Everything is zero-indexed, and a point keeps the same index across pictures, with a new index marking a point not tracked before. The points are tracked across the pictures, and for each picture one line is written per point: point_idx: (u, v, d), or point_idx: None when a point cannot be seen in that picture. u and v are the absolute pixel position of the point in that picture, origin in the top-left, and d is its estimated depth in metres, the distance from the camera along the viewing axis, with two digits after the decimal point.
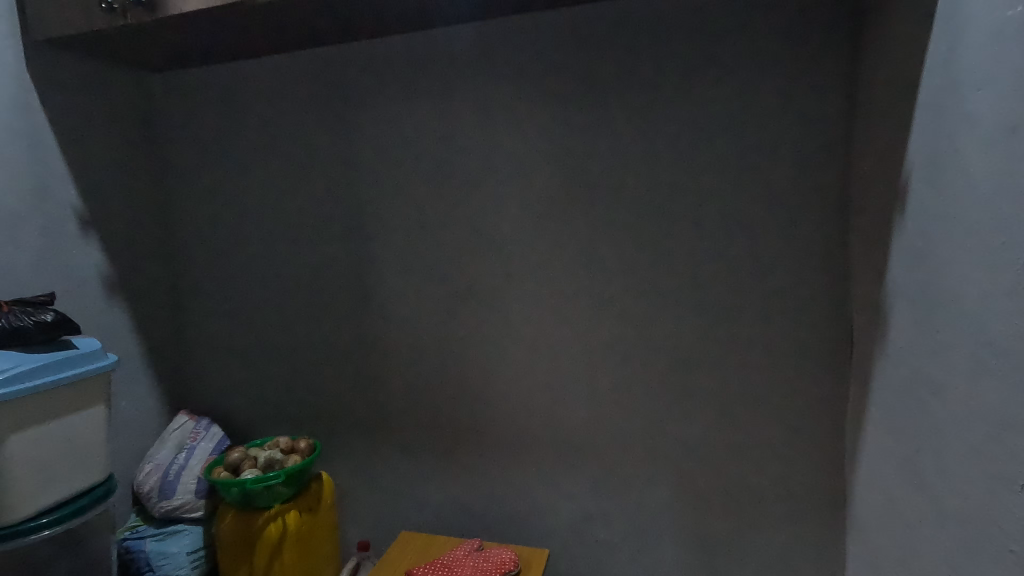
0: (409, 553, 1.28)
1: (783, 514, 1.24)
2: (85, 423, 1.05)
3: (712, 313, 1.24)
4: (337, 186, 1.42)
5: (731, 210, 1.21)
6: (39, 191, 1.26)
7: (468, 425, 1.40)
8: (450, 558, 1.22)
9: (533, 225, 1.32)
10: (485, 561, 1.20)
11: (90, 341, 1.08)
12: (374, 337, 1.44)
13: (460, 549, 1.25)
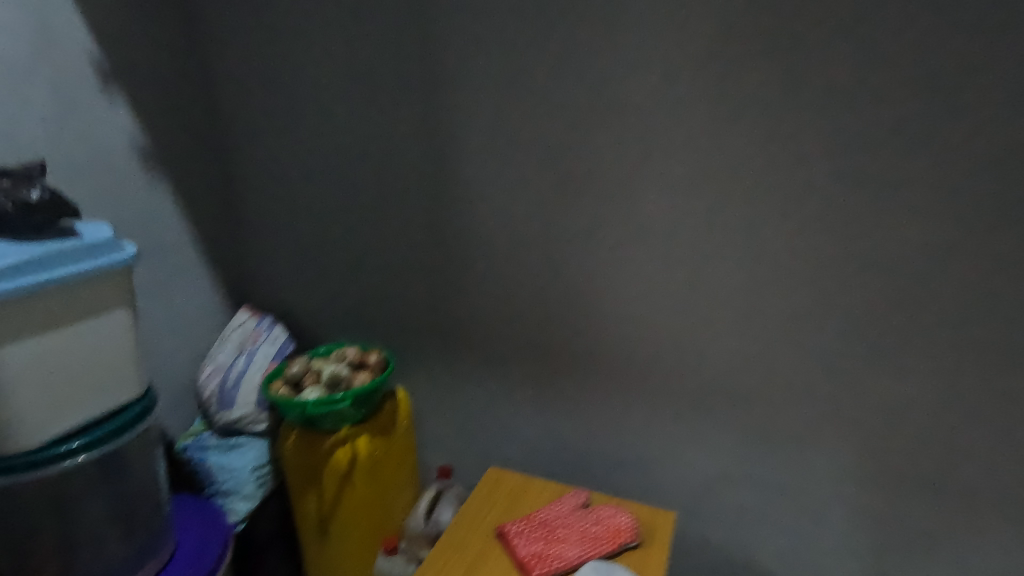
0: (501, 495, 1.05)
1: (996, 488, 0.95)
2: (102, 329, 0.83)
3: (934, 225, 0.87)
4: (409, 34, 1.06)
5: (981, 80, 0.81)
6: (40, 30, 0.97)
7: (577, 349, 1.12)
8: (553, 514, 0.98)
9: (686, 88, 0.94)
10: (597, 527, 0.94)
11: (99, 227, 0.83)
12: (461, 237, 1.14)
13: (565, 501, 1.01)
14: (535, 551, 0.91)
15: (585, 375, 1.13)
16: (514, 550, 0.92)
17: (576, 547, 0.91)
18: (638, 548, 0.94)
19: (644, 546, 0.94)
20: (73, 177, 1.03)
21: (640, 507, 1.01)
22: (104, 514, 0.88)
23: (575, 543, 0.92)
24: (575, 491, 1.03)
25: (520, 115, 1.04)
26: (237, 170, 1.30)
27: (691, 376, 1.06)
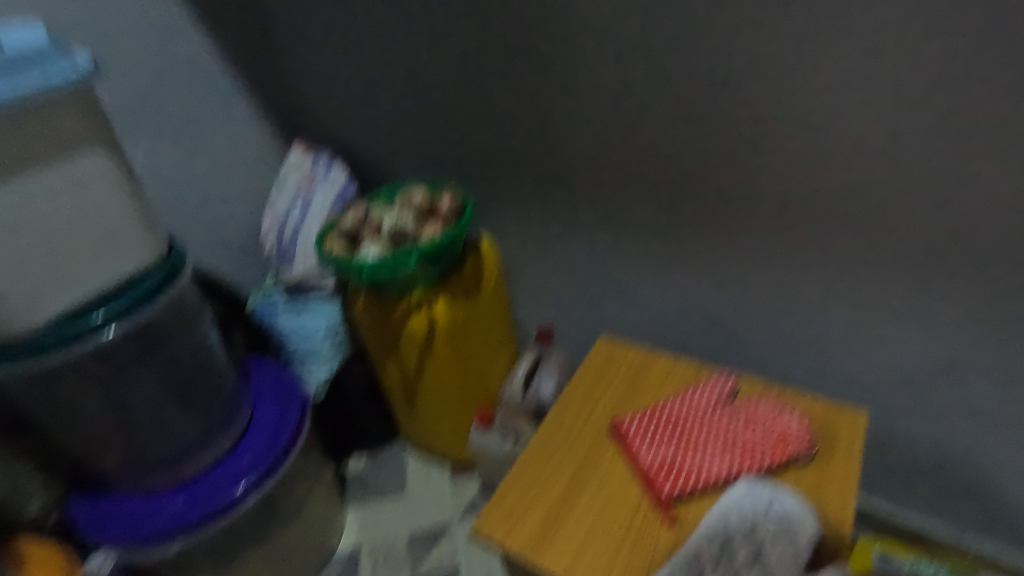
0: (616, 378, 0.82)
1: None
2: (62, 175, 0.63)
3: None
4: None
5: None
6: None
7: (726, 183, 0.77)
8: (687, 413, 0.73)
9: None
10: (751, 436, 0.69)
11: (35, 33, 0.63)
12: (554, 20, 0.78)
13: (704, 392, 0.75)
14: (663, 465, 0.69)
15: (734, 218, 0.80)
16: (634, 459, 0.71)
17: (721, 460, 0.68)
18: (814, 461, 0.68)
19: (824, 458, 0.68)
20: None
21: (816, 403, 0.73)
22: (156, 392, 0.78)
23: (719, 455, 0.68)
24: (719, 376, 0.76)
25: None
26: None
27: (912, 221, 0.68)
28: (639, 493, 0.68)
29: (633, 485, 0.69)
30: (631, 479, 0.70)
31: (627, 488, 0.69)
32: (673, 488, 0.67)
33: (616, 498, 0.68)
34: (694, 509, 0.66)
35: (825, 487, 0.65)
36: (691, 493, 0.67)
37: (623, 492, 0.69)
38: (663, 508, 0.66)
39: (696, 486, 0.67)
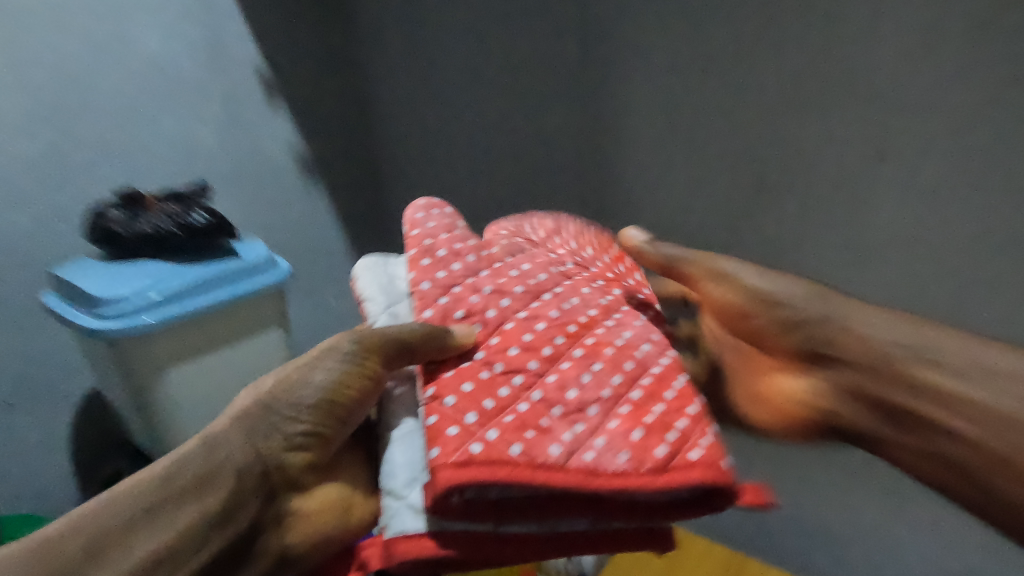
0: (433, 252, 0.54)
1: None
2: (254, 350, 0.84)
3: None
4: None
5: None
6: (211, 47, 0.98)
7: None
8: (523, 400, 0.44)
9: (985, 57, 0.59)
10: (689, 451, 0.42)
11: (257, 246, 0.83)
12: None
13: (548, 281, 0.53)
14: (504, 458, 0.40)
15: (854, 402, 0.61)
16: (434, 464, 0.40)
17: (585, 409, 0.44)
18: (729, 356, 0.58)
19: (864, 332, 0.50)
20: (231, 147, 1.02)
21: None
22: None
23: (605, 407, 0.45)
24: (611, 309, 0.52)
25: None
26: (365, 43, 1.14)
27: None
28: (488, 474, 0.39)
29: (468, 469, 0.39)
30: (437, 481, 0.39)
31: (454, 399, 0.44)
32: (511, 494, 0.41)
33: (445, 502, 0.40)
34: (608, 479, 0.40)
35: (894, 326, 0.49)
36: (557, 466, 0.40)
37: (462, 481, 0.39)
38: (552, 477, 0.40)
39: (615, 455, 0.41)
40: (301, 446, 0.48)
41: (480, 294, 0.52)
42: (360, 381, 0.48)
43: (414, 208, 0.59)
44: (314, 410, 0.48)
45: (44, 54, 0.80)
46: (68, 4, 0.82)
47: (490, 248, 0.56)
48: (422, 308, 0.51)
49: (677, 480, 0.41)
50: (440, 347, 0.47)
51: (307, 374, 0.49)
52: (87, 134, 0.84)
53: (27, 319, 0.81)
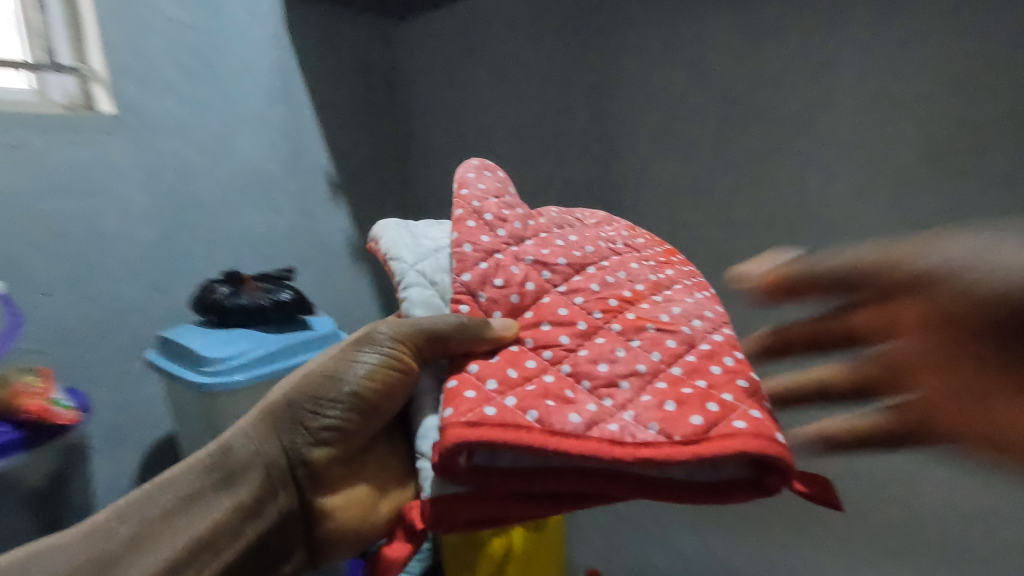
0: (480, 215, 0.53)
1: None
2: None
3: None
4: (597, 23, 0.95)
5: None
6: (294, 154, 1.19)
7: None
8: (550, 372, 0.44)
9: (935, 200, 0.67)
10: (733, 421, 0.40)
11: (325, 321, 0.99)
12: None
13: (590, 255, 0.54)
14: (518, 422, 0.39)
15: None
16: (446, 421, 0.40)
17: (616, 383, 0.44)
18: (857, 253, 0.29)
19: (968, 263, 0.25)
20: (299, 234, 1.21)
21: None
22: None
23: (638, 383, 0.44)
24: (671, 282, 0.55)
25: (757, 76, 0.79)
26: (416, 156, 1.37)
27: None
28: (499, 434, 0.38)
29: (480, 427, 0.38)
30: (445, 436, 0.39)
31: (477, 367, 0.45)
32: (521, 464, 0.41)
33: (451, 460, 0.39)
34: (634, 448, 0.39)
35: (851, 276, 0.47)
36: (577, 435, 0.39)
37: (469, 437, 0.38)
38: (568, 443, 0.38)
39: (645, 427, 0.40)
40: (328, 441, 0.54)
41: (521, 265, 0.51)
42: (387, 377, 0.51)
43: (466, 168, 0.58)
44: (347, 405, 0.53)
45: (169, 160, 1.00)
46: (197, 122, 1.03)
47: (536, 219, 0.56)
48: (459, 271, 0.49)
49: (721, 447, 0.38)
50: (475, 342, 0.46)
51: (346, 365, 0.54)
52: (191, 220, 1.03)
53: (127, 370, 0.97)
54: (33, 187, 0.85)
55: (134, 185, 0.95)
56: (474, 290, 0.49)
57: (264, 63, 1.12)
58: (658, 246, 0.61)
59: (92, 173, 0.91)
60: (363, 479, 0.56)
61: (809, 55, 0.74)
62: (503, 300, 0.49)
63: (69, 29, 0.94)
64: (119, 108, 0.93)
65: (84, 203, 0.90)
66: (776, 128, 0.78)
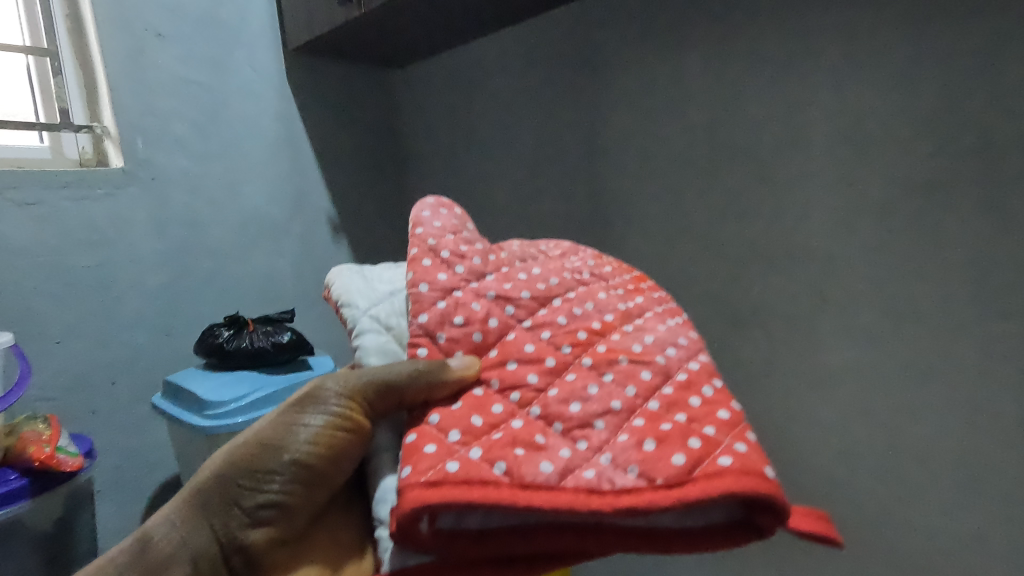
0: (437, 252, 0.51)
1: None
2: None
3: None
4: (583, 69, 0.99)
5: None
6: (298, 201, 1.24)
7: None
8: (519, 417, 0.43)
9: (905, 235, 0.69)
10: (718, 459, 0.39)
11: (325, 360, 1.01)
12: None
13: (555, 287, 0.53)
14: (482, 478, 0.37)
15: (828, 434, 0.79)
16: (403, 482, 0.37)
17: (591, 423, 0.42)
18: None
19: None
20: (302, 277, 1.24)
21: None
22: None
23: (615, 422, 0.43)
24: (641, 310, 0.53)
25: (732, 122, 0.82)
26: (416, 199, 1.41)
27: None
28: (462, 493, 0.36)
29: (442, 487, 0.36)
30: (403, 500, 0.36)
31: (438, 418, 0.42)
32: (491, 524, 0.39)
33: (411, 526, 0.37)
34: (615, 495, 0.37)
35: None
36: (551, 485, 0.37)
37: (431, 499, 0.35)
38: (538, 496, 0.37)
39: (624, 471, 0.39)
40: (267, 518, 0.48)
41: (482, 301, 0.49)
42: (336, 439, 0.48)
43: (421, 207, 0.56)
44: (290, 477, 0.48)
45: (178, 212, 1.04)
46: (205, 173, 1.08)
47: (497, 254, 0.55)
48: (416, 312, 0.48)
49: (707, 490, 0.37)
50: (434, 389, 0.44)
51: (287, 434, 0.49)
52: (198, 268, 1.07)
53: (133, 416, 1.00)
54: (47, 241, 0.89)
55: (144, 236, 1.00)
56: (432, 331, 0.47)
57: (269, 116, 1.18)
58: (626, 272, 0.59)
59: (103, 226, 0.95)
60: (313, 557, 0.50)
61: (784, 95, 0.77)
62: (465, 339, 0.47)
63: (83, 91, 1.00)
64: (129, 163, 0.98)
65: (95, 255, 0.94)
66: (756, 165, 0.81)
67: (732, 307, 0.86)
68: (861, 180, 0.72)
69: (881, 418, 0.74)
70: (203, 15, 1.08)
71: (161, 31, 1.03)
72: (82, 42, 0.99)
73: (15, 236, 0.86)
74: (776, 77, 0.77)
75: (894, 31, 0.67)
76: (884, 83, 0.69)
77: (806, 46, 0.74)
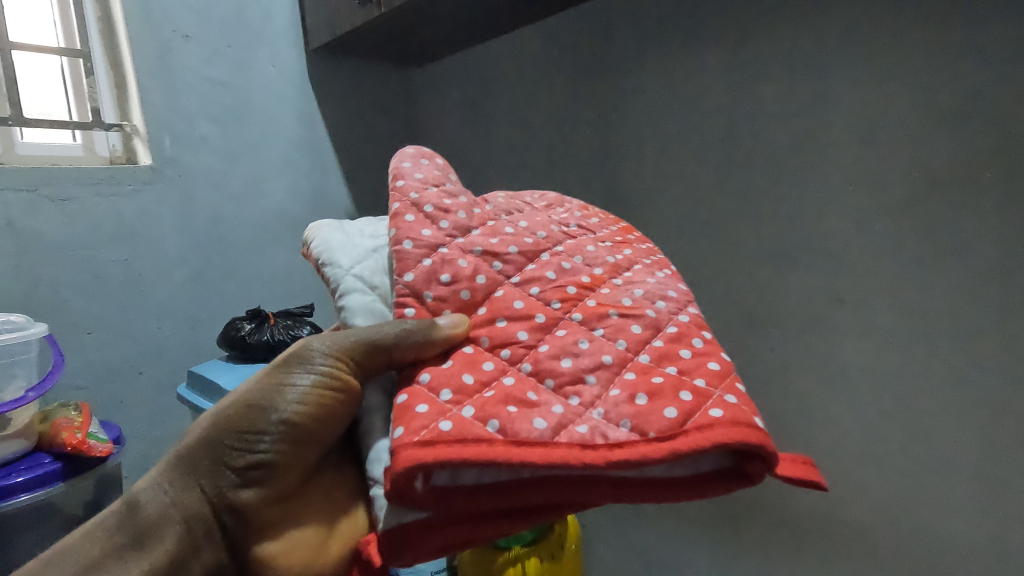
0: (419, 207, 0.49)
1: None
2: None
3: None
4: (599, 68, 1.00)
5: None
6: (318, 197, 1.26)
7: None
8: (510, 374, 0.43)
9: (923, 235, 0.68)
10: (709, 411, 0.40)
11: None
12: None
13: (543, 241, 0.51)
14: (477, 436, 0.37)
15: (843, 433, 0.78)
16: (397, 443, 0.37)
17: (583, 378, 0.42)
18: None
19: None
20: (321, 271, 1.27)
21: None
22: None
23: (606, 377, 0.43)
24: (632, 262, 0.53)
25: (748, 121, 0.82)
26: None
27: None
28: (456, 451, 0.36)
29: (435, 447, 0.36)
30: (396, 461, 0.36)
31: (429, 376, 0.42)
32: (485, 480, 0.39)
33: (407, 486, 0.37)
34: (607, 449, 0.38)
35: None
36: (544, 441, 0.38)
37: (426, 458, 0.36)
38: (532, 452, 0.37)
39: (616, 425, 0.40)
40: (256, 480, 0.47)
41: (469, 258, 0.48)
42: (325, 400, 0.46)
43: (401, 156, 0.54)
44: (279, 436, 0.47)
45: (202, 207, 1.07)
46: (229, 169, 1.11)
47: (483, 207, 0.53)
48: (400, 272, 0.46)
49: (698, 442, 0.38)
50: (422, 347, 0.43)
51: (274, 394, 0.48)
52: (223, 263, 1.11)
53: (159, 405, 1.03)
54: (79, 237, 0.93)
55: (170, 230, 1.03)
56: (419, 291, 0.46)
57: (291, 113, 1.20)
58: (613, 223, 0.59)
59: (132, 222, 0.98)
60: (306, 516, 0.49)
61: (800, 93, 0.76)
62: (453, 298, 0.46)
63: (114, 91, 1.03)
64: (156, 161, 1.02)
65: (125, 250, 0.98)
66: (771, 164, 0.80)
67: (746, 306, 0.86)
68: (877, 179, 0.71)
69: (899, 417, 0.73)
70: (228, 16, 1.11)
71: (188, 32, 1.06)
72: (113, 44, 1.03)
73: (49, 232, 0.90)
74: (792, 76, 0.77)
75: (912, 28, 0.66)
76: (901, 81, 0.68)
77: (824, 43, 0.73)
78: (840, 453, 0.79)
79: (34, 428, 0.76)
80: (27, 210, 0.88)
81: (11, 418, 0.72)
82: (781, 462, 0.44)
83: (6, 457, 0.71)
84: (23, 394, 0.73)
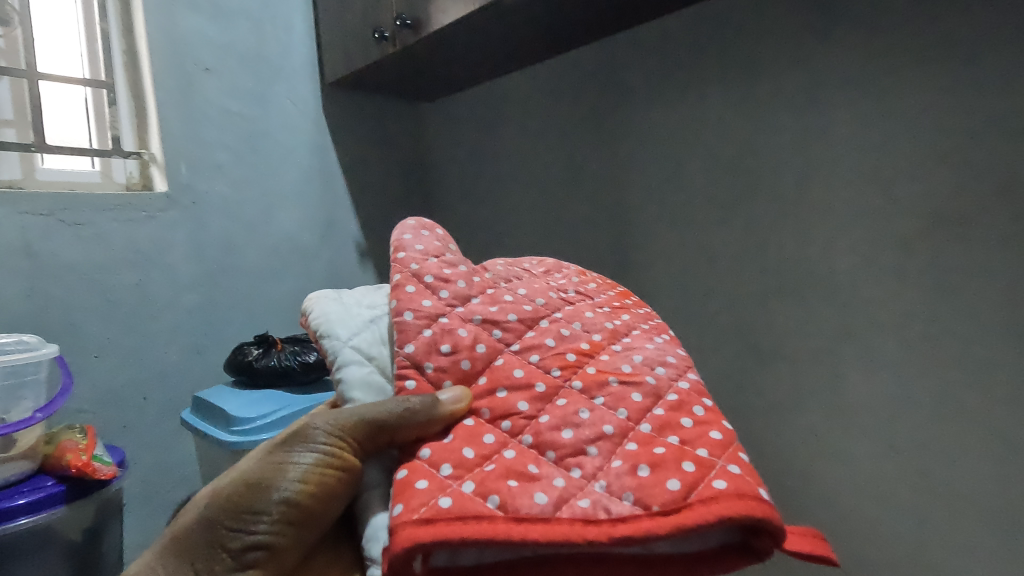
0: (420, 278, 0.50)
1: None
2: None
3: None
4: (606, 103, 1.02)
5: None
6: (329, 226, 1.28)
7: None
8: (511, 446, 0.42)
9: (928, 273, 0.68)
10: (712, 482, 0.38)
11: None
12: None
13: (542, 308, 0.53)
14: (476, 514, 0.37)
15: (850, 475, 0.77)
16: (396, 521, 0.37)
17: (584, 450, 0.42)
18: None
19: None
20: None
21: None
22: None
23: (607, 448, 0.42)
24: (631, 329, 0.54)
25: (752, 157, 0.83)
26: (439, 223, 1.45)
27: None
28: (455, 531, 0.35)
29: (434, 525, 0.36)
30: (395, 540, 0.36)
31: (429, 452, 0.42)
32: (485, 559, 0.39)
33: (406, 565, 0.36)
34: (610, 524, 0.37)
35: None
36: (544, 516, 0.37)
37: (423, 538, 0.35)
38: (533, 528, 0.36)
39: (618, 498, 0.39)
40: (251, 564, 0.45)
41: (469, 327, 0.49)
42: (328, 479, 0.46)
43: (403, 229, 0.56)
44: (277, 516, 0.46)
45: (215, 236, 1.09)
46: (241, 200, 1.13)
47: (482, 276, 0.54)
48: (401, 343, 0.47)
49: (700, 516, 0.36)
50: (426, 426, 0.44)
51: (276, 473, 0.48)
52: (232, 289, 1.12)
53: (163, 430, 1.03)
54: (93, 262, 0.94)
55: (182, 257, 1.05)
56: (419, 361, 0.47)
57: (304, 146, 1.23)
58: (609, 289, 0.60)
59: (145, 248, 1.00)
60: None
61: (804, 131, 0.77)
62: (453, 368, 0.47)
63: (134, 120, 1.06)
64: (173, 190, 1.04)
65: (137, 275, 0.99)
66: (776, 200, 0.81)
67: (752, 341, 0.85)
68: (879, 215, 0.71)
69: (909, 458, 0.71)
70: (248, 51, 1.14)
71: (209, 66, 1.09)
72: (136, 76, 1.06)
73: (65, 255, 0.92)
74: (798, 115, 0.78)
75: (914, 72, 0.67)
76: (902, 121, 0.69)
77: (829, 83, 0.74)
78: (849, 492, 0.77)
79: (40, 450, 0.76)
80: (45, 234, 0.90)
81: (17, 437, 0.72)
82: (788, 536, 0.43)
83: (10, 478, 0.71)
84: (30, 415, 0.74)
